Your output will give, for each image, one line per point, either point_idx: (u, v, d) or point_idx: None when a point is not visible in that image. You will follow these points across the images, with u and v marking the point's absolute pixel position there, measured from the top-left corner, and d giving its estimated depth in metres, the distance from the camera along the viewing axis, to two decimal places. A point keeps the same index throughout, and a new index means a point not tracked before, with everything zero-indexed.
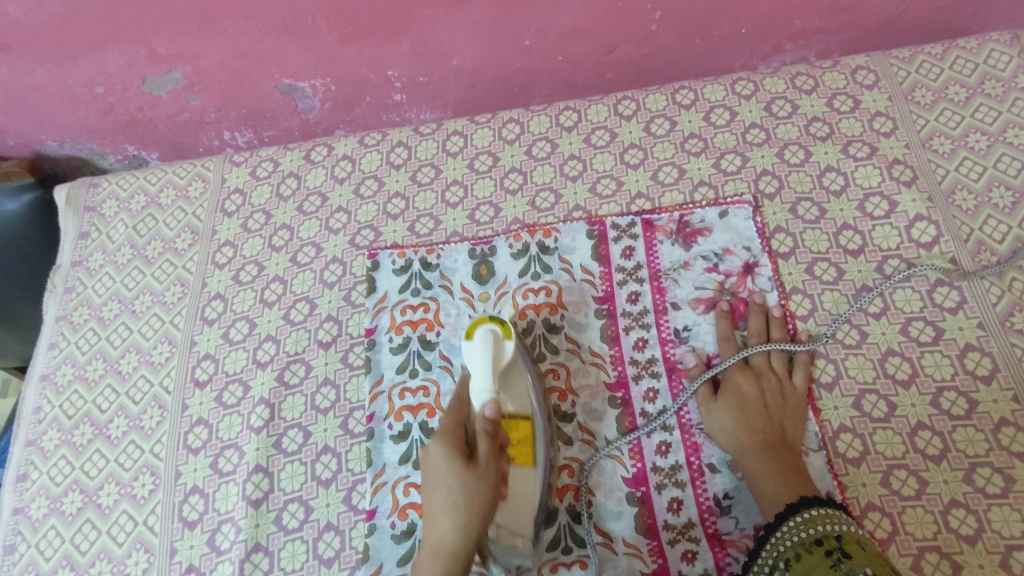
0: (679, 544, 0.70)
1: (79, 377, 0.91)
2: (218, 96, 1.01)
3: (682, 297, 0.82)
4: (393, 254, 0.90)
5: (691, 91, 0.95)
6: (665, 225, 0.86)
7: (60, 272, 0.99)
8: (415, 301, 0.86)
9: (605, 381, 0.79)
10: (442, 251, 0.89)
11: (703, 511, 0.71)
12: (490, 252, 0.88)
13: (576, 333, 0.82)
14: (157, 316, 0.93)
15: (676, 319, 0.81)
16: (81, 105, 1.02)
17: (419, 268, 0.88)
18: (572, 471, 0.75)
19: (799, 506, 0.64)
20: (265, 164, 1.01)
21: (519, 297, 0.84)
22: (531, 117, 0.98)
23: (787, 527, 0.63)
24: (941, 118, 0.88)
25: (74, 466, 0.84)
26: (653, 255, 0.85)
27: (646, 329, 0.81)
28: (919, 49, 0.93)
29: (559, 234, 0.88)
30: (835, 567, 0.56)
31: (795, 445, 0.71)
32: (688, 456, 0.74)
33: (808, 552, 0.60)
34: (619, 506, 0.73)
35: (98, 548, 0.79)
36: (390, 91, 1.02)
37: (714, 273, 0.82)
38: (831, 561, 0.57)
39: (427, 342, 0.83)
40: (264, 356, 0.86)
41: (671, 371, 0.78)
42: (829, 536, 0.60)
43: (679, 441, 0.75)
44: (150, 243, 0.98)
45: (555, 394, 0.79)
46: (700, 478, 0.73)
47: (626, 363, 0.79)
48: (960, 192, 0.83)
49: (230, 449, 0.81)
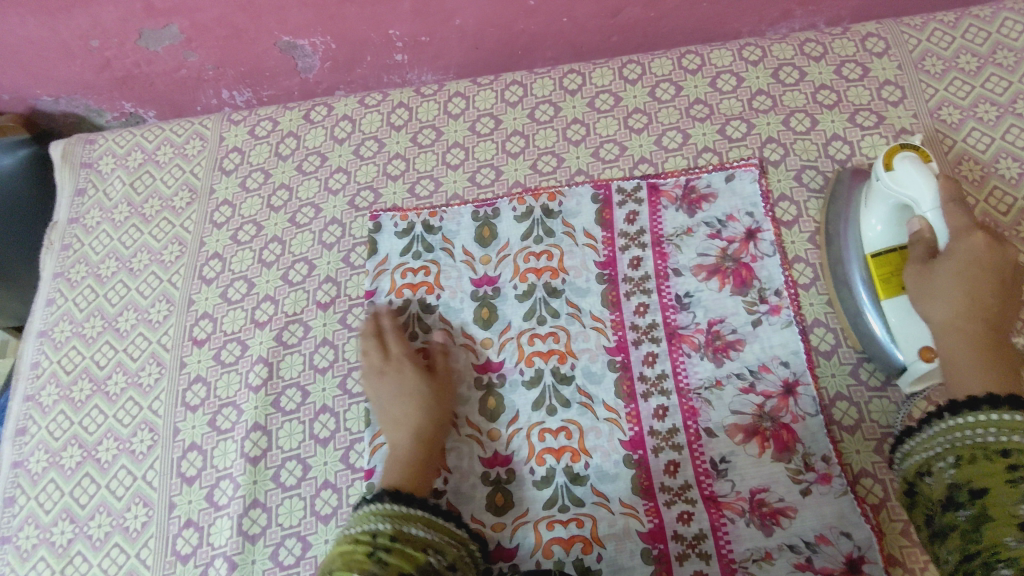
0: (675, 506, 0.71)
1: (76, 334, 0.90)
2: (216, 52, 0.99)
3: (684, 263, 0.81)
4: (395, 217, 0.89)
5: (697, 56, 0.94)
6: (671, 190, 0.85)
7: (56, 229, 0.98)
8: (416, 263, 0.86)
9: (605, 344, 0.79)
10: (444, 214, 0.88)
11: (700, 474, 0.72)
12: (493, 214, 0.87)
13: (576, 297, 0.81)
14: (155, 274, 0.92)
15: (677, 285, 0.80)
16: (77, 59, 1.00)
17: (421, 231, 0.88)
18: (570, 433, 0.75)
19: (990, 402, 0.56)
20: (264, 124, 0.99)
21: (520, 261, 0.84)
22: (534, 80, 0.96)
23: (982, 417, 0.56)
24: (951, 87, 0.87)
25: (73, 422, 0.85)
26: (657, 220, 0.84)
27: (648, 294, 0.80)
28: (931, 18, 0.91)
29: (564, 198, 0.87)
30: (1011, 480, 0.53)
31: (998, 332, 0.63)
32: (686, 420, 0.74)
33: (984, 457, 0.54)
34: (615, 468, 0.73)
35: (97, 502, 0.80)
36: (391, 51, 1.00)
37: (717, 240, 0.82)
38: (1010, 476, 0.53)
39: (427, 305, 0.84)
40: (262, 316, 0.86)
41: (672, 336, 0.78)
42: (1019, 449, 0.53)
43: (676, 405, 0.75)
44: (148, 201, 0.97)
45: (555, 356, 0.79)
46: (697, 442, 0.73)
47: (627, 327, 0.79)
48: (966, 163, 0.82)
49: (228, 407, 0.82)
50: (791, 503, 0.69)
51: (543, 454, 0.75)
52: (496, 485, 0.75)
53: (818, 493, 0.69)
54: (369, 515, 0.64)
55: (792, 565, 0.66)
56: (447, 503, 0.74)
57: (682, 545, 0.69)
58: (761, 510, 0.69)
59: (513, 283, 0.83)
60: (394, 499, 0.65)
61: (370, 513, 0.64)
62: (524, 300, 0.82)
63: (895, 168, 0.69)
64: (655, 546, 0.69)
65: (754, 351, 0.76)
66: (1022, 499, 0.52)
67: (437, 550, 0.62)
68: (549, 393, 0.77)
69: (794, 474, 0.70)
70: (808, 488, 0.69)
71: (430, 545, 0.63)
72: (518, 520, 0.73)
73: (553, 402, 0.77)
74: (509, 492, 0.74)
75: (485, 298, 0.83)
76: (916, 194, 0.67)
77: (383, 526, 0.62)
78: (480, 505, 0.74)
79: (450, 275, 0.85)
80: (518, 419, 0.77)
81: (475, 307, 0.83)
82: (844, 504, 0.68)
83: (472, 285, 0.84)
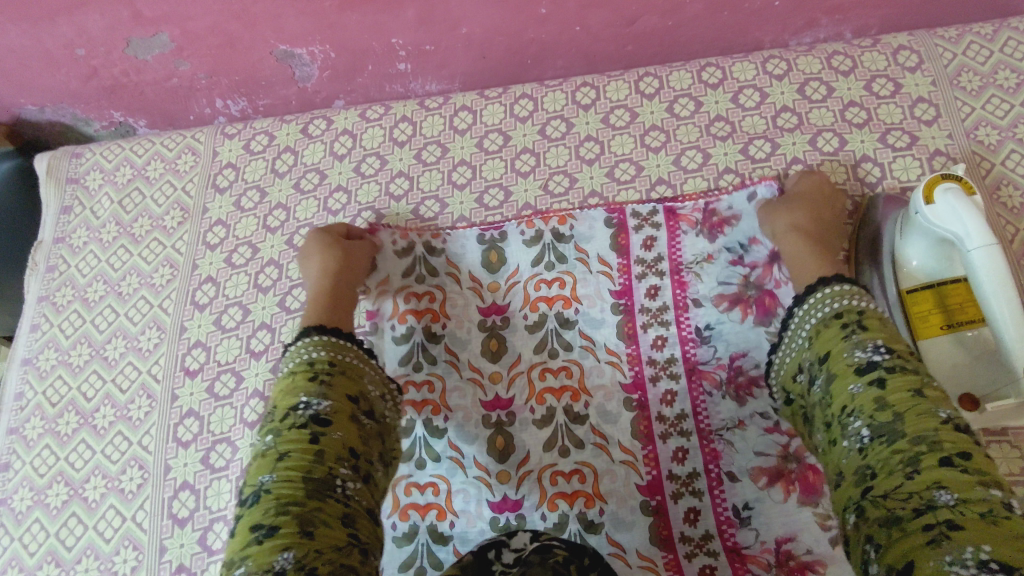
0: (697, 560, 0.67)
1: (63, 362, 0.86)
2: (209, 62, 0.94)
3: (705, 293, 0.77)
4: (394, 233, 0.84)
5: (718, 69, 0.88)
6: (690, 214, 0.80)
7: (42, 248, 0.93)
8: (419, 288, 0.81)
9: (621, 380, 0.75)
10: (448, 236, 0.84)
11: (722, 522, 0.68)
12: (500, 238, 0.83)
13: (590, 329, 0.77)
14: (145, 299, 0.87)
15: (698, 317, 0.76)
16: (62, 68, 0.95)
17: (423, 253, 0.83)
18: (583, 476, 0.71)
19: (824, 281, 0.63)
20: (260, 138, 0.94)
21: (530, 288, 0.80)
22: (545, 93, 0.91)
23: (823, 294, 0.62)
24: (988, 106, 0.82)
25: (58, 457, 0.80)
26: (675, 246, 0.79)
27: (666, 326, 0.76)
28: (967, 29, 0.86)
29: (575, 221, 0.82)
30: (847, 337, 0.57)
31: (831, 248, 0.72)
32: (707, 464, 0.70)
33: (825, 326, 0.60)
34: (632, 515, 0.69)
35: (84, 545, 0.76)
36: (394, 60, 0.94)
37: (739, 266, 0.77)
38: (846, 333, 0.58)
39: (432, 333, 0.79)
40: (258, 345, 0.81)
41: (692, 372, 0.74)
42: (849, 311, 0.59)
43: (697, 447, 0.71)
44: (137, 220, 0.93)
45: (568, 393, 0.75)
46: (719, 487, 0.69)
47: (644, 362, 0.75)
48: (1005, 188, 0.77)
49: (223, 443, 0.77)
50: (820, 556, 0.64)
51: (556, 498, 0.71)
52: (505, 532, 0.70)
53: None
54: (304, 349, 0.65)
55: None
56: (455, 549, 0.70)
57: None
58: (789, 565, 0.65)
59: (523, 312, 0.79)
60: (320, 331, 0.66)
61: (300, 348, 0.65)
62: (535, 331, 0.78)
63: (936, 203, 0.65)
64: None
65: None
66: (854, 348, 0.56)
67: (370, 378, 0.65)
68: (562, 432, 0.73)
69: (822, 521, 0.65)
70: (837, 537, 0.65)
71: (363, 373, 0.65)
72: None
73: (566, 443, 0.73)
74: None
75: (493, 328, 0.79)
76: (957, 229, 0.63)
77: (317, 354, 0.64)
78: None
79: (455, 302, 0.81)
80: (529, 459, 0.73)
81: (482, 339, 0.79)
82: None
83: (479, 314, 0.80)
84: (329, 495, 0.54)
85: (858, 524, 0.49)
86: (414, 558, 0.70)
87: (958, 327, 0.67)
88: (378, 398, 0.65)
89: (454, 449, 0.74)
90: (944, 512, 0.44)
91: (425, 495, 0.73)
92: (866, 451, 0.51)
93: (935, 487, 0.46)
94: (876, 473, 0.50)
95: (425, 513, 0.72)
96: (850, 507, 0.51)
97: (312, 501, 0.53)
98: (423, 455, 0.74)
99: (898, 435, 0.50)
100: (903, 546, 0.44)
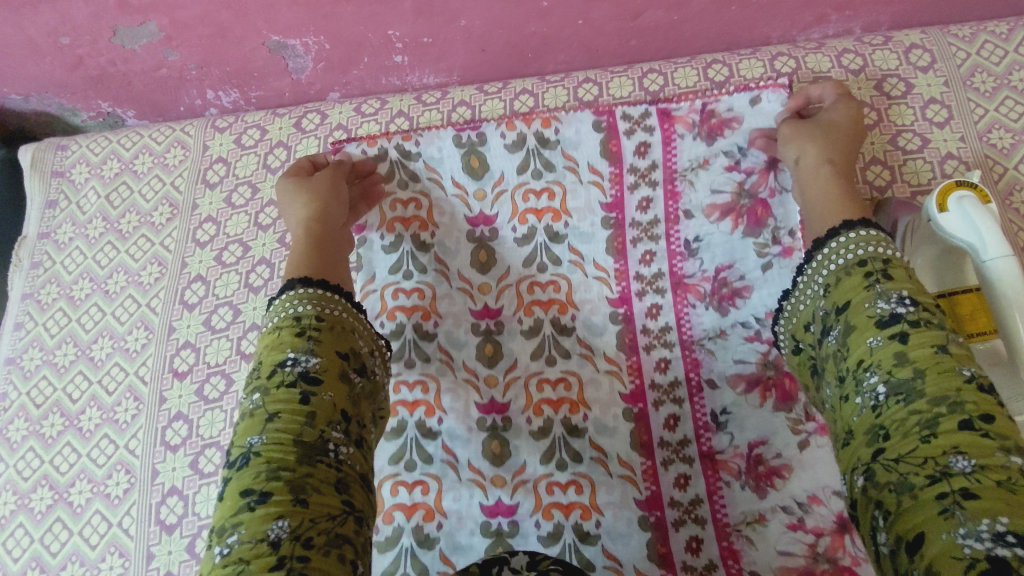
0: (685, 528, 0.68)
1: (47, 362, 0.83)
2: (199, 52, 0.91)
3: (697, 203, 0.77)
4: (364, 145, 0.83)
5: (725, 66, 0.86)
6: (686, 116, 0.78)
7: (26, 244, 0.91)
8: (405, 196, 0.82)
9: (607, 295, 0.78)
10: (420, 137, 0.82)
11: (699, 427, 0.72)
12: (479, 140, 0.81)
13: (580, 243, 0.79)
14: (133, 297, 0.85)
15: (687, 229, 0.77)
16: (46, 57, 0.92)
17: (401, 158, 0.83)
18: (574, 453, 0.72)
19: (849, 226, 0.58)
20: (252, 132, 0.92)
21: (518, 199, 0.81)
22: (546, 89, 0.89)
23: (845, 239, 0.57)
24: (1002, 108, 0.79)
25: (43, 460, 0.78)
26: (671, 153, 0.79)
27: (655, 240, 0.78)
28: (981, 28, 0.83)
29: (562, 126, 0.80)
30: (869, 286, 0.53)
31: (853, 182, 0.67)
32: (687, 372, 0.74)
33: (846, 274, 0.56)
34: (628, 528, 0.69)
35: (69, 551, 0.74)
36: (390, 52, 0.91)
37: (734, 173, 0.76)
38: (869, 282, 0.54)
39: (422, 243, 0.81)
40: (248, 347, 0.79)
41: (677, 286, 0.77)
42: (874, 259, 0.55)
43: (679, 359, 0.75)
44: (125, 215, 0.90)
45: (556, 306, 0.78)
46: (698, 394, 0.73)
47: (630, 277, 0.78)
48: (1018, 193, 0.76)
49: (212, 448, 0.75)
50: (787, 460, 0.68)
51: (550, 508, 0.70)
52: (498, 506, 0.71)
53: (816, 449, 0.68)
54: (290, 301, 0.60)
55: (785, 526, 0.66)
56: (444, 554, 0.69)
57: None
58: (757, 472, 0.69)
59: (512, 224, 0.81)
60: (306, 284, 0.62)
61: (288, 301, 0.61)
62: (524, 245, 0.80)
63: (949, 211, 0.63)
64: None
65: (762, 296, 0.74)
66: (876, 299, 0.52)
67: (362, 335, 0.62)
68: (560, 445, 0.73)
69: (794, 426, 0.69)
70: (806, 441, 0.68)
71: (355, 331, 0.61)
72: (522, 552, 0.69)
73: (558, 421, 0.74)
74: (510, 515, 0.70)
75: (483, 304, 0.79)
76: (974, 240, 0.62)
77: (304, 308, 0.59)
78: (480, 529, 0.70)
79: (443, 211, 0.82)
80: (516, 367, 0.76)
81: (473, 250, 0.81)
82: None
83: (468, 223, 0.82)
84: (321, 459, 0.52)
85: (867, 489, 0.48)
86: (397, 563, 0.69)
87: (969, 337, 0.63)
88: (369, 356, 0.62)
89: (447, 452, 0.73)
90: (960, 480, 0.43)
91: (412, 493, 0.71)
92: (881, 409, 0.49)
93: (952, 453, 0.44)
94: (890, 433, 0.48)
95: (414, 489, 0.72)
96: (859, 467, 0.49)
97: (303, 467, 0.51)
98: (415, 430, 0.74)
99: (918, 395, 0.47)
100: (916, 515, 0.44)
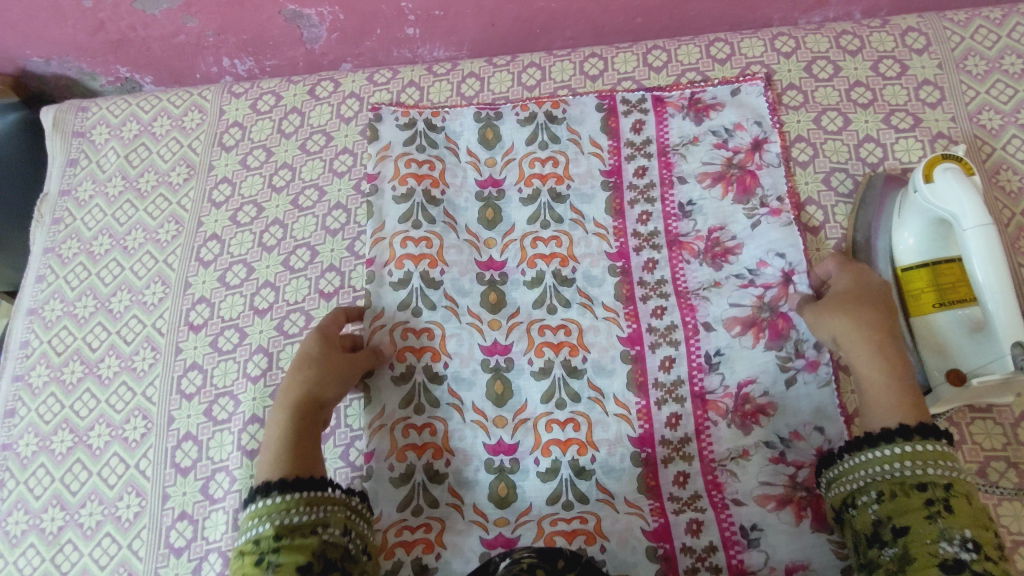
0: (673, 465, 0.71)
1: (68, 314, 0.87)
2: (217, 19, 0.94)
3: (689, 171, 0.82)
4: (397, 112, 0.90)
5: (726, 45, 0.89)
6: (677, 100, 0.86)
7: (47, 201, 0.94)
8: (421, 156, 0.86)
9: (606, 250, 0.80)
10: (447, 114, 0.89)
11: (693, 367, 0.74)
12: (496, 116, 0.88)
13: (581, 204, 0.83)
14: (150, 254, 0.88)
15: (681, 193, 0.82)
16: (68, 20, 0.94)
17: (424, 128, 0.89)
18: (577, 424, 0.74)
19: (904, 433, 0.58)
20: (267, 98, 0.95)
21: (526, 165, 0.85)
22: (553, 63, 0.92)
23: (900, 449, 0.58)
24: (992, 91, 0.82)
25: (63, 405, 0.82)
26: (663, 130, 0.85)
27: (652, 203, 0.82)
28: (976, 14, 0.86)
29: (568, 106, 0.88)
30: (930, 519, 0.54)
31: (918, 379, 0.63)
32: (683, 317, 0.76)
33: (903, 492, 0.56)
34: (621, 463, 0.72)
35: (88, 489, 0.77)
36: (402, 25, 0.94)
37: (723, 149, 0.83)
38: (929, 513, 0.54)
39: (432, 197, 0.84)
40: (262, 303, 0.83)
41: (673, 244, 0.80)
42: (936, 484, 0.55)
43: (675, 303, 0.77)
44: (143, 174, 0.93)
45: (557, 260, 0.81)
46: (694, 337, 0.75)
47: (629, 235, 0.81)
48: (1004, 172, 0.78)
49: (225, 397, 0.79)
50: (772, 399, 0.72)
51: (549, 445, 0.73)
52: (500, 474, 0.73)
53: (801, 387, 0.71)
54: (248, 520, 0.59)
55: (767, 460, 0.70)
56: (451, 488, 0.73)
57: (692, 558, 0.67)
58: (743, 410, 0.72)
59: (519, 186, 0.85)
60: (280, 489, 0.60)
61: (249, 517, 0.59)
62: (528, 204, 0.84)
63: (935, 181, 0.66)
64: (660, 545, 0.67)
65: (753, 254, 0.77)
66: (940, 537, 0.52)
67: (329, 529, 0.60)
68: (559, 386, 0.75)
69: (783, 363, 0.72)
70: (792, 379, 0.72)
71: (321, 531, 0.59)
72: (521, 516, 0.71)
73: (563, 395, 0.75)
74: (512, 482, 0.72)
75: (493, 283, 0.80)
76: (955, 208, 0.65)
77: (263, 529, 0.58)
78: (482, 494, 0.72)
79: (455, 174, 0.87)
80: (518, 314, 0.79)
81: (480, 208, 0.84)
82: (824, 398, 0.71)
83: (477, 185, 0.85)
84: None
85: None
86: (410, 496, 0.72)
87: (950, 304, 0.68)
88: (337, 545, 0.59)
89: (453, 396, 0.76)
90: None
91: (422, 435, 0.74)
92: None
93: None
94: None
95: (422, 453, 0.74)
96: None
97: None
98: (423, 399, 0.76)
99: None
100: None
